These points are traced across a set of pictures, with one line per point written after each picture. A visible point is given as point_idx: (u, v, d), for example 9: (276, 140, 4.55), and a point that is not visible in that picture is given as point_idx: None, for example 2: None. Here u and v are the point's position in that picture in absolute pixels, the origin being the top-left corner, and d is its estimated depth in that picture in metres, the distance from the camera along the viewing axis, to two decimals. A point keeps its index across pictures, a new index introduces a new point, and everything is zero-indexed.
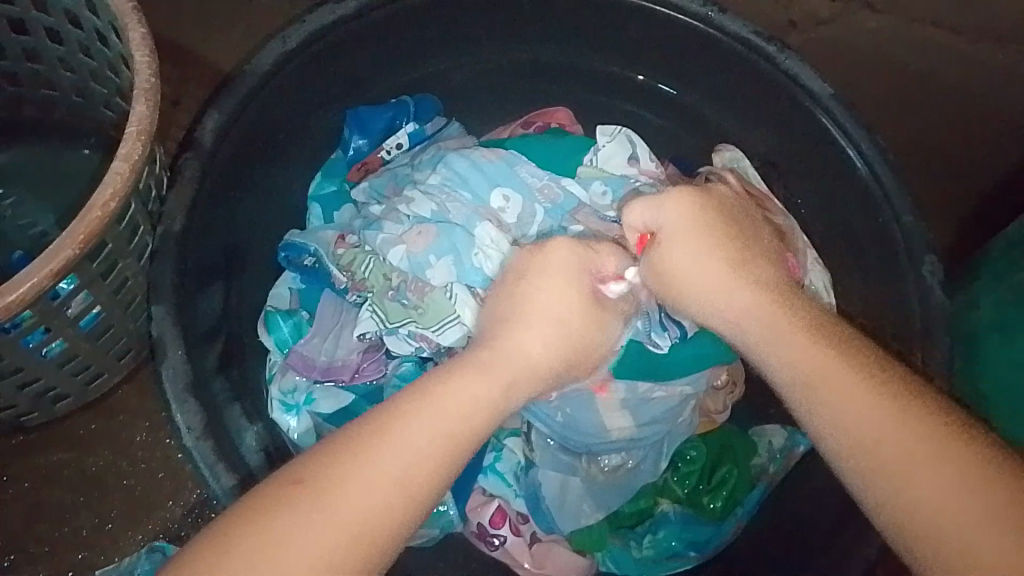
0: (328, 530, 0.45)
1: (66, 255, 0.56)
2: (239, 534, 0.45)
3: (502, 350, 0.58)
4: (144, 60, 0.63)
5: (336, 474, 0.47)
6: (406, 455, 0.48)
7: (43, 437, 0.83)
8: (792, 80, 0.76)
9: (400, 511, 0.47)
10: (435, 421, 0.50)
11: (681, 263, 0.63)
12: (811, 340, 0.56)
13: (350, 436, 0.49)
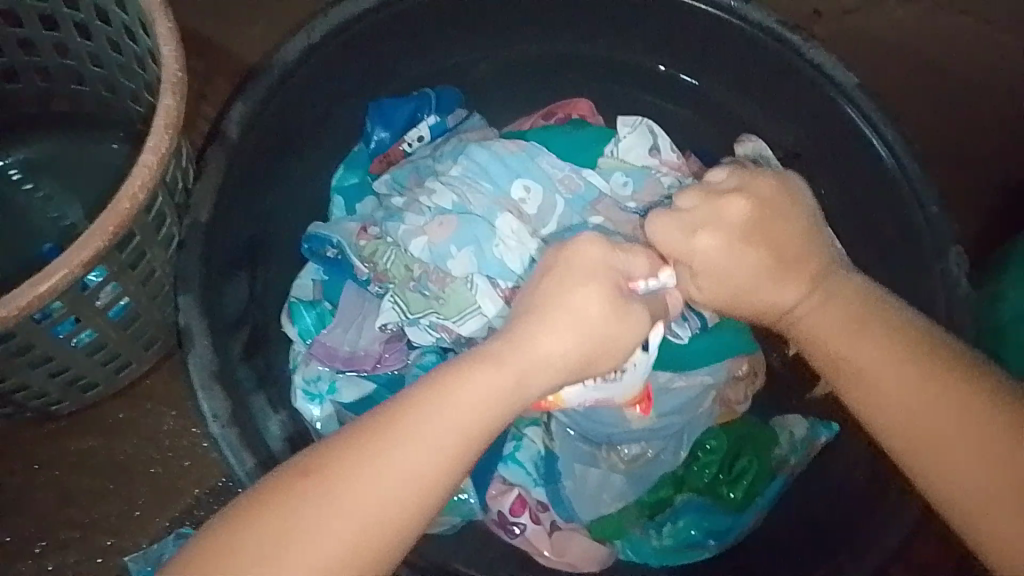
0: (340, 528, 0.46)
1: (96, 245, 0.58)
2: (253, 525, 0.46)
3: (523, 346, 0.53)
4: (171, 54, 0.64)
5: (346, 470, 0.47)
6: (418, 455, 0.48)
7: (75, 425, 0.85)
8: (817, 70, 0.75)
9: (410, 511, 0.48)
10: (447, 420, 0.49)
11: (708, 276, 0.60)
12: (852, 327, 0.58)
13: (363, 429, 0.49)
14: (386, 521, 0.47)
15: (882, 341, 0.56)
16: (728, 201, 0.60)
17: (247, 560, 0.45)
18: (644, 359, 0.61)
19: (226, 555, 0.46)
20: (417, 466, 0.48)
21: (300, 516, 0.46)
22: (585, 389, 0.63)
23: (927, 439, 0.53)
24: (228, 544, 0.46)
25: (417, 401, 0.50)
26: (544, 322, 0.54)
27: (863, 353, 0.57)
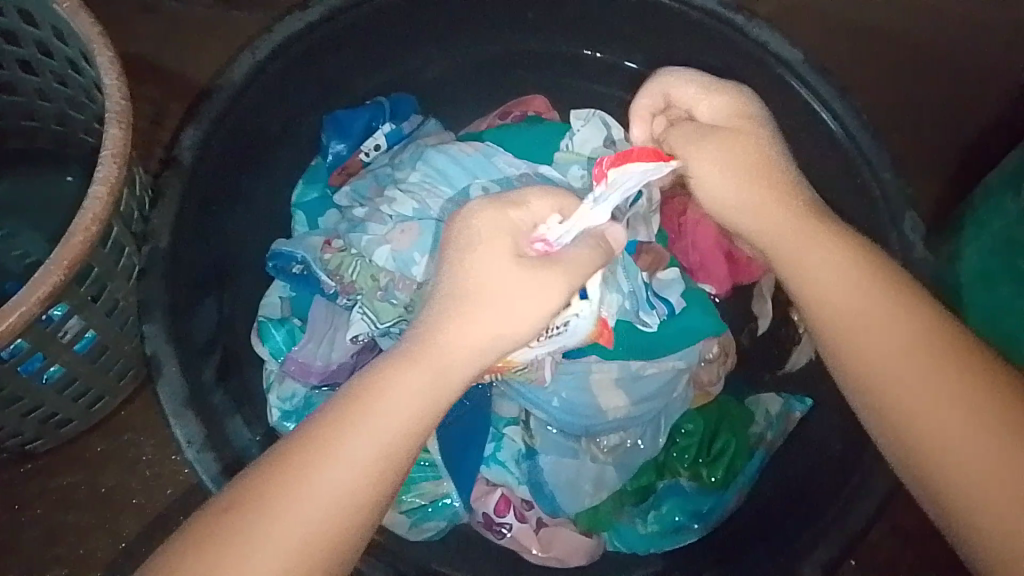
0: (298, 527, 0.47)
1: (52, 281, 0.57)
2: (211, 539, 0.47)
3: (452, 322, 0.55)
4: (114, 84, 0.63)
5: (299, 473, 0.49)
6: (345, 468, 0.49)
7: (53, 463, 0.85)
8: (766, 51, 0.76)
9: (363, 504, 0.49)
10: (389, 411, 0.52)
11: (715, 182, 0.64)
12: (833, 268, 0.59)
13: (299, 443, 0.50)
14: (340, 516, 0.48)
15: (857, 292, 0.58)
16: (723, 108, 0.66)
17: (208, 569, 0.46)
18: (586, 308, 0.64)
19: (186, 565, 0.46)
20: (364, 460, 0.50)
21: (257, 522, 0.47)
22: (533, 350, 0.65)
23: (888, 381, 0.54)
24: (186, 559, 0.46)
25: (358, 400, 0.52)
26: (470, 296, 0.56)
27: (809, 298, 0.60)
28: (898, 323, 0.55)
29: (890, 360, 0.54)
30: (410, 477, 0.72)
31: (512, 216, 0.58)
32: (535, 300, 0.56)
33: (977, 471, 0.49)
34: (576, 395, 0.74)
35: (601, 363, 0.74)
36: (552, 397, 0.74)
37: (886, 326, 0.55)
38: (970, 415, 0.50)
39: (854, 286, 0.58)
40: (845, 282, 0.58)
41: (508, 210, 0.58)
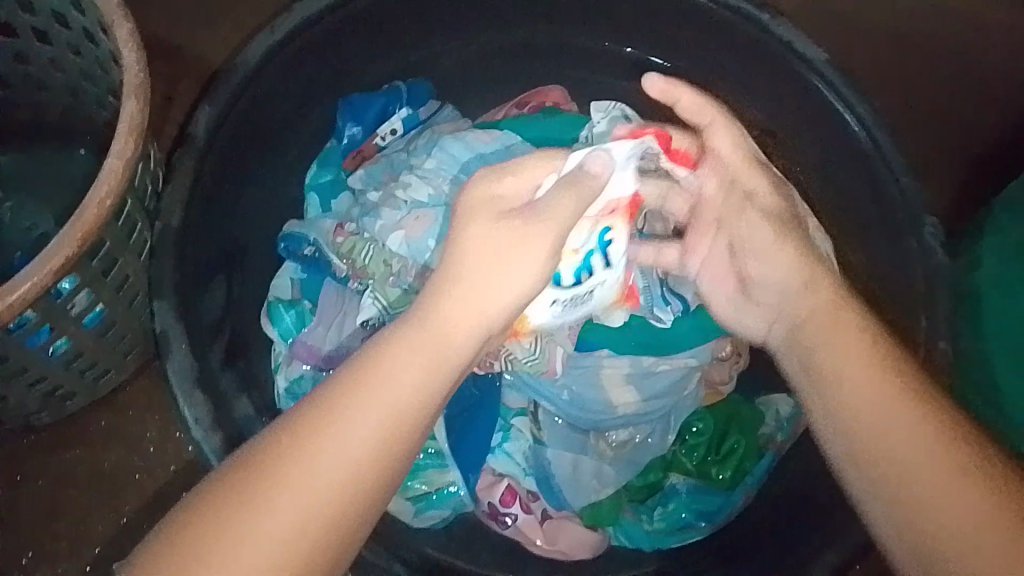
0: (309, 494, 0.46)
1: (64, 254, 0.57)
2: (224, 504, 0.46)
3: (454, 285, 0.53)
4: (133, 57, 0.63)
5: (309, 437, 0.47)
6: (336, 455, 0.47)
7: (55, 437, 0.84)
8: (789, 50, 0.75)
9: (374, 472, 0.47)
10: (398, 374, 0.49)
11: (764, 257, 0.62)
12: (835, 331, 0.58)
13: (289, 429, 0.48)
14: (351, 482, 0.47)
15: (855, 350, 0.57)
16: (754, 171, 0.63)
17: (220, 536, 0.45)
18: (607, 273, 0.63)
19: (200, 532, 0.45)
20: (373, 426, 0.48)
21: (268, 488, 0.46)
22: (554, 312, 0.64)
23: (879, 449, 0.53)
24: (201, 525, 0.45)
25: (367, 365, 0.50)
26: (476, 261, 0.53)
27: (806, 364, 0.60)
28: (888, 387, 0.54)
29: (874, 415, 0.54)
30: (417, 464, 0.71)
31: (506, 177, 0.55)
32: (532, 257, 0.53)
33: (961, 517, 0.49)
34: (587, 389, 0.74)
35: (611, 358, 0.74)
36: (561, 390, 0.74)
37: (874, 381, 0.55)
38: (957, 472, 0.50)
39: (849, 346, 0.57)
40: (841, 345, 0.57)
41: (500, 180, 0.54)
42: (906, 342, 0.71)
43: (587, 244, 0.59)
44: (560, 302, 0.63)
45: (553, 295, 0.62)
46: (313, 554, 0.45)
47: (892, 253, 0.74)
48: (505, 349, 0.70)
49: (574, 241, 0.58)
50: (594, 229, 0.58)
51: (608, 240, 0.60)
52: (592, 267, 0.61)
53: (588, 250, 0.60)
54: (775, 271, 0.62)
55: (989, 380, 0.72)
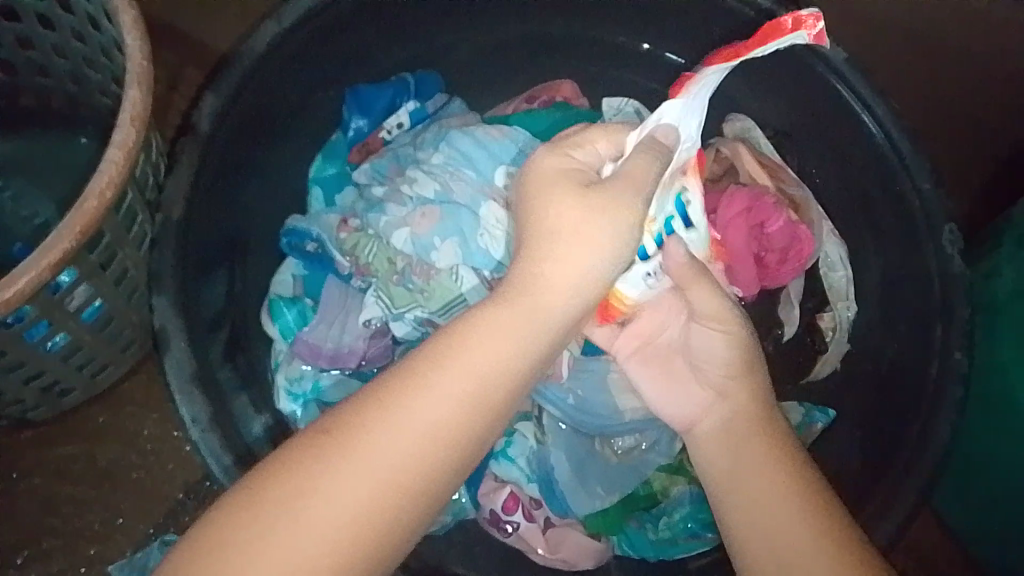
0: (357, 489, 0.44)
1: (63, 247, 0.55)
2: (269, 492, 0.44)
3: (528, 274, 0.50)
4: (135, 44, 0.61)
5: (366, 428, 0.45)
6: (389, 458, 0.44)
7: (53, 432, 0.83)
8: (809, 47, 0.72)
9: (422, 483, 0.45)
10: (461, 368, 0.47)
11: (699, 343, 0.61)
12: (751, 435, 0.58)
13: (343, 422, 0.46)
14: (403, 481, 0.45)
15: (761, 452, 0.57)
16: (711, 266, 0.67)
17: (259, 528, 0.42)
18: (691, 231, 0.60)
19: (240, 521, 0.43)
20: (431, 424, 0.46)
21: (317, 476, 0.44)
22: (645, 285, 0.61)
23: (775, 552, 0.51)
24: (245, 514, 0.43)
25: (432, 354, 0.47)
26: (551, 247, 0.50)
27: (724, 472, 0.57)
28: (786, 487, 0.54)
29: (785, 534, 0.52)
30: None
31: (576, 154, 0.53)
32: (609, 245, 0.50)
33: None
34: (594, 394, 0.73)
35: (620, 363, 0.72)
36: (567, 394, 0.72)
37: (778, 496, 0.54)
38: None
39: (760, 466, 0.56)
40: (748, 452, 0.57)
41: (571, 154, 0.53)
42: (924, 352, 0.69)
43: (661, 211, 0.57)
44: (651, 274, 0.60)
45: (642, 270, 0.60)
46: (358, 551, 0.43)
47: (910, 259, 0.72)
48: None
49: (646, 213, 0.56)
50: (664, 195, 0.56)
51: (685, 201, 0.58)
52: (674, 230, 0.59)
53: (666, 217, 0.58)
54: (715, 354, 0.60)
55: (1006, 393, 0.70)
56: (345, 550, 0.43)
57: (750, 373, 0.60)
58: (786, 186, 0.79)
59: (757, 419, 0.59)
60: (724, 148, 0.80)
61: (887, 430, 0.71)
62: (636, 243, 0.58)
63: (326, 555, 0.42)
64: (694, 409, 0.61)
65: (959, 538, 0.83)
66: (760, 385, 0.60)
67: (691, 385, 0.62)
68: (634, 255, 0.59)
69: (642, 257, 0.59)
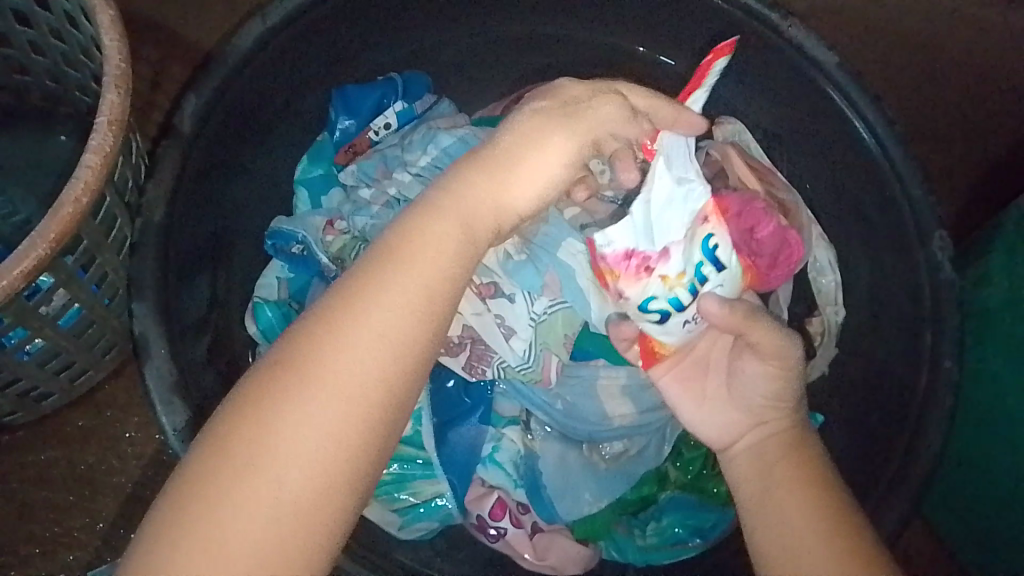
0: (327, 416, 0.42)
1: (36, 254, 0.53)
2: (238, 438, 0.42)
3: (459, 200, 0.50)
4: (114, 44, 0.59)
5: (317, 352, 0.43)
6: (350, 377, 0.43)
7: (33, 436, 0.82)
8: (798, 50, 0.72)
9: (390, 394, 0.43)
10: (410, 277, 0.46)
11: (748, 374, 0.59)
12: (788, 456, 0.56)
13: (293, 352, 0.44)
14: (370, 394, 0.43)
15: (793, 471, 0.55)
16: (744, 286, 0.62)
17: (233, 477, 0.41)
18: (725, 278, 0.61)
19: (212, 474, 0.41)
20: (389, 334, 0.44)
21: (279, 412, 0.42)
22: (684, 333, 0.63)
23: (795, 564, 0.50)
24: (215, 466, 0.41)
25: (375, 272, 0.46)
26: (497, 169, 0.51)
27: (755, 497, 0.55)
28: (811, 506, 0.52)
29: (809, 554, 0.50)
30: (404, 474, 0.70)
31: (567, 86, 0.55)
32: (553, 164, 0.53)
33: None
34: (583, 400, 0.73)
35: (608, 371, 0.73)
36: (555, 400, 0.73)
37: (803, 512, 0.52)
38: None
39: (795, 490, 0.54)
40: (780, 470, 0.55)
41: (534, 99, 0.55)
42: (912, 360, 0.69)
43: (690, 261, 0.59)
44: (690, 321, 0.62)
45: (679, 319, 0.61)
46: (340, 480, 0.42)
47: (899, 265, 0.72)
48: (497, 354, 0.69)
49: (673, 268, 0.59)
50: (689, 247, 0.59)
51: (713, 245, 0.59)
52: (708, 281, 0.60)
53: (695, 265, 0.60)
54: (759, 385, 0.58)
55: (996, 399, 0.70)
56: (320, 481, 0.41)
57: (794, 408, 0.59)
58: (776, 191, 0.77)
59: (796, 447, 0.57)
60: (714, 150, 0.78)
61: (875, 438, 0.71)
62: (669, 297, 0.60)
63: (308, 489, 0.41)
64: (731, 431, 0.60)
65: (945, 543, 0.83)
66: (799, 415, 0.59)
67: (730, 409, 0.60)
68: (670, 307, 0.61)
69: (678, 308, 0.61)
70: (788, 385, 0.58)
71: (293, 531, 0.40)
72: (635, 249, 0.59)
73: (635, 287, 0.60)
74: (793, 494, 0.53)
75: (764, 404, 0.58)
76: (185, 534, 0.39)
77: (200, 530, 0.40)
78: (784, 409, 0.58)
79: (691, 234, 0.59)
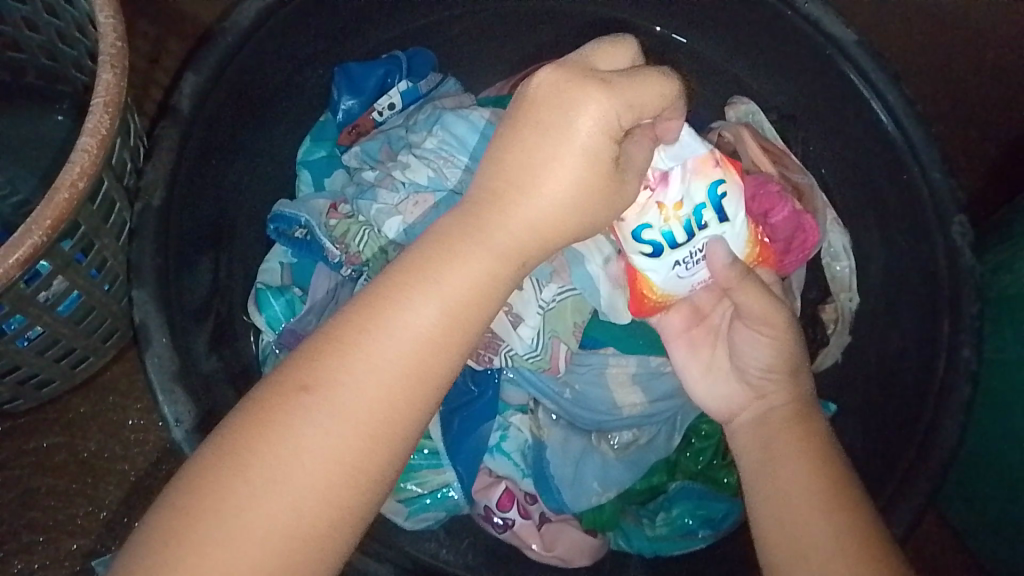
0: (334, 439, 0.41)
1: (31, 241, 0.51)
2: (242, 452, 0.41)
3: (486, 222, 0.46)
4: (109, 22, 0.57)
5: (334, 368, 0.42)
6: (364, 399, 0.42)
7: (34, 422, 0.81)
8: (815, 27, 0.69)
9: (402, 418, 0.43)
10: (429, 304, 0.43)
11: (743, 342, 0.58)
12: (785, 407, 0.56)
13: (308, 365, 0.43)
14: (385, 415, 0.42)
15: (786, 419, 0.56)
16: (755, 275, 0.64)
17: (236, 491, 0.40)
18: (726, 229, 0.60)
19: (223, 479, 0.40)
20: (400, 361, 0.42)
21: (293, 424, 0.41)
22: (677, 279, 0.60)
23: (770, 485, 0.52)
24: (217, 479, 0.41)
25: (396, 289, 0.44)
26: (536, 196, 0.46)
27: (754, 463, 0.55)
28: (796, 439, 0.54)
29: (801, 516, 0.50)
30: (410, 464, 0.69)
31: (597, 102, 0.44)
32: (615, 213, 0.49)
33: (810, 541, 0.48)
34: (592, 388, 0.71)
35: (619, 358, 0.71)
36: (564, 389, 0.71)
37: (790, 446, 0.54)
38: (817, 509, 0.49)
39: (790, 453, 0.53)
40: (774, 416, 0.56)
41: (602, 98, 0.44)
42: (929, 348, 0.67)
43: (690, 196, 0.58)
44: (682, 264, 0.59)
45: (671, 258, 0.59)
46: (347, 494, 0.41)
47: (917, 250, 0.70)
48: (505, 343, 0.67)
49: (672, 195, 0.57)
50: (691, 180, 0.58)
51: (719, 191, 0.59)
52: (707, 213, 0.59)
53: (697, 205, 0.58)
54: (755, 353, 0.57)
55: (1015, 388, 0.68)
56: (328, 496, 0.41)
57: (794, 377, 0.57)
58: (790, 173, 0.75)
59: (799, 416, 0.56)
60: (725, 131, 0.77)
61: (889, 428, 0.70)
62: (664, 228, 0.58)
63: (314, 503, 0.41)
64: (734, 400, 0.59)
65: (957, 532, 0.82)
66: (802, 387, 0.58)
67: (732, 377, 0.60)
68: (664, 241, 0.58)
69: (672, 246, 0.58)
70: (785, 355, 0.57)
71: (303, 542, 0.40)
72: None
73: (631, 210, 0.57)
74: (788, 434, 0.55)
75: (763, 372, 0.57)
76: (196, 538, 0.39)
77: (203, 537, 0.39)
78: (783, 375, 0.57)
79: (698, 170, 0.58)
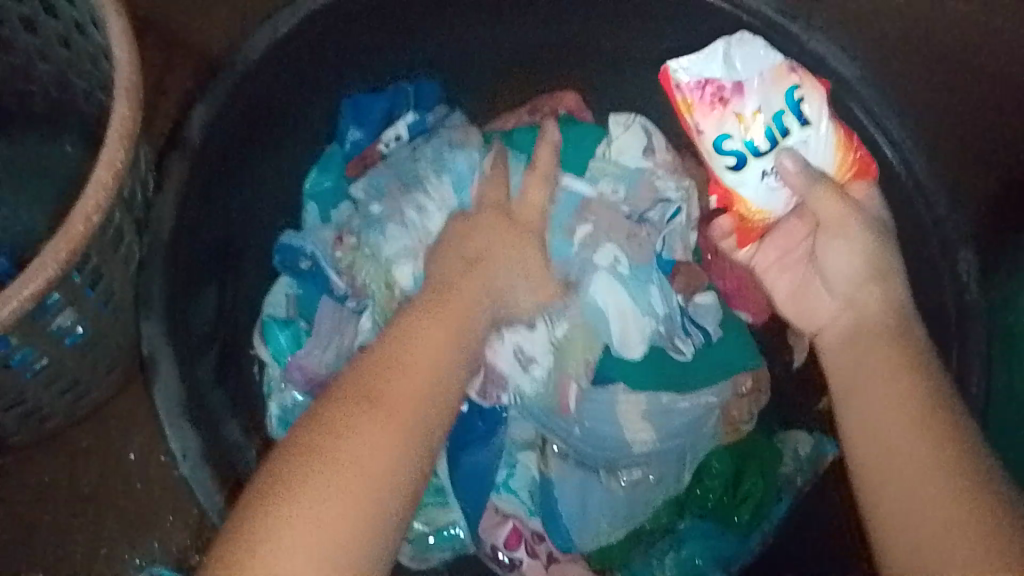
0: (359, 469, 0.43)
1: (45, 274, 0.51)
2: (274, 492, 0.42)
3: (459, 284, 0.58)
4: (124, 55, 0.57)
5: (346, 412, 0.46)
6: (379, 431, 0.45)
7: (34, 456, 0.79)
8: (822, 65, 0.70)
9: (412, 454, 0.46)
10: (421, 356, 0.51)
11: (833, 258, 0.61)
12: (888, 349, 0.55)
13: (321, 416, 0.46)
14: (401, 448, 0.45)
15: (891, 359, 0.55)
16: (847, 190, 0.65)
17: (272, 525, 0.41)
18: (812, 134, 0.61)
19: (257, 518, 0.41)
20: (404, 405, 0.47)
21: (319, 459, 0.43)
22: (769, 189, 0.63)
23: (875, 423, 0.51)
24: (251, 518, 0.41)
25: (389, 349, 0.51)
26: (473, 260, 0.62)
27: (854, 400, 0.54)
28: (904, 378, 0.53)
29: (906, 448, 0.48)
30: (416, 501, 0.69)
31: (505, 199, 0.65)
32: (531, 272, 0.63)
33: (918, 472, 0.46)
34: (602, 425, 0.70)
35: (631, 394, 0.70)
36: (572, 425, 0.70)
37: (895, 383, 0.52)
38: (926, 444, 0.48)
39: (896, 384, 0.52)
40: (872, 358, 0.55)
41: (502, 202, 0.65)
42: None
43: (769, 104, 0.61)
44: (770, 173, 0.62)
45: (758, 167, 0.62)
46: (376, 521, 0.42)
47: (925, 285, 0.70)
48: (512, 380, 0.69)
49: (746, 106, 0.61)
50: (769, 89, 0.61)
51: (797, 97, 0.61)
52: (790, 117, 0.61)
53: (777, 112, 0.61)
54: (846, 263, 0.60)
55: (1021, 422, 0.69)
56: (358, 522, 0.42)
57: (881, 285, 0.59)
58: None
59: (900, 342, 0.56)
60: None
61: None
62: (744, 137, 0.61)
63: (348, 529, 0.41)
64: (822, 318, 0.62)
65: None
66: (895, 300, 0.59)
67: (822, 295, 0.63)
68: (746, 150, 0.62)
69: (755, 154, 0.62)
70: (879, 265, 0.60)
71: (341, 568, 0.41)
72: (713, 79, 0.61)
73: (710, 123, 0.62)
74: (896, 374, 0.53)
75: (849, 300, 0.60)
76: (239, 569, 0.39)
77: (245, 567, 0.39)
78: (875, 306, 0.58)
79: (774, 78, 0.61)
